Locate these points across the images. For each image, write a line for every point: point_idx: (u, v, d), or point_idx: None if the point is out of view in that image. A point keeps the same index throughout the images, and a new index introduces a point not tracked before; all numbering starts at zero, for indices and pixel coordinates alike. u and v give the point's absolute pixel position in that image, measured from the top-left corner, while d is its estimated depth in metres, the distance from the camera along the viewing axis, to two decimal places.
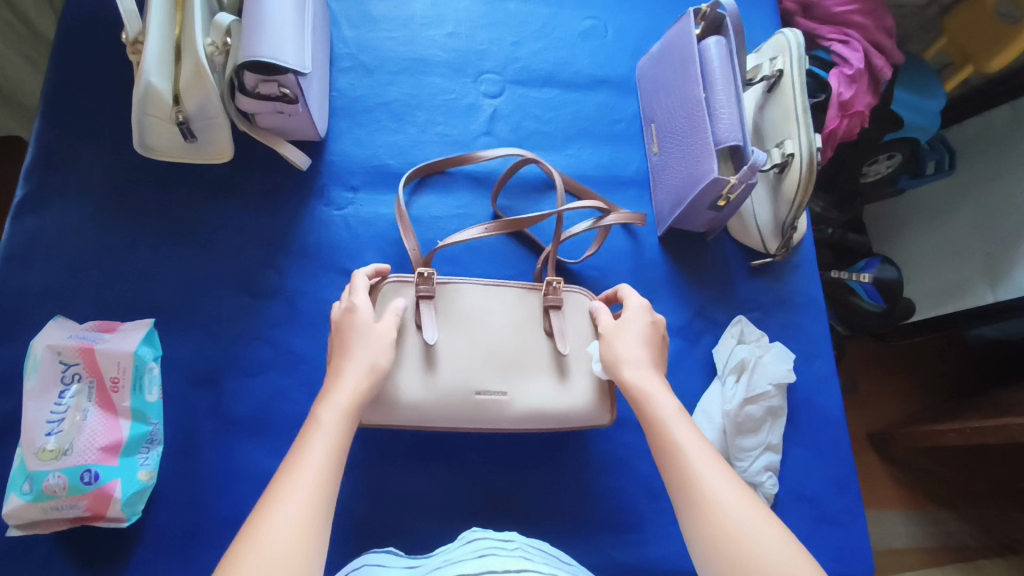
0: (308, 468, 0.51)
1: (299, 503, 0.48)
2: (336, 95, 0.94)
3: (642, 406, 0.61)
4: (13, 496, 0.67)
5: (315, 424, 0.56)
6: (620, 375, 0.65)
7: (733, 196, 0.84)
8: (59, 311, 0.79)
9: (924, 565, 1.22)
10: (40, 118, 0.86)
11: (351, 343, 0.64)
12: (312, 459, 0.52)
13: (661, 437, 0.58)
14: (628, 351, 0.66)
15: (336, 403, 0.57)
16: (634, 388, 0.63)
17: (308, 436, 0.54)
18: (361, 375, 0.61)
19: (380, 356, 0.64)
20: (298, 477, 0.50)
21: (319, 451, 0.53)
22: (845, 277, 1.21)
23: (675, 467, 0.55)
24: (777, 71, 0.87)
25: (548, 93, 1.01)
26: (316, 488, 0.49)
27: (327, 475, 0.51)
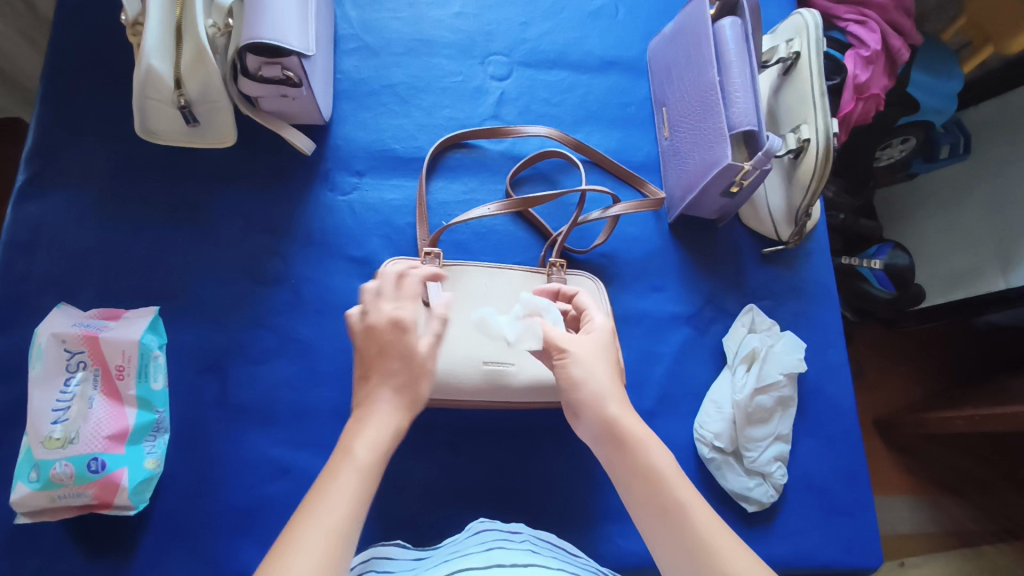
0: (333, 508, 0.47)
1: (318, 548, 0.44)
2: (340, 77, 0.92)
3: (635, 459, 0.54)
4: (21, 484, 0.66)
5: (348, 457, 0.52)
6: (604, 413, 0.57)
7: (747, 182, 0.82)
8: (64, 298, 0.78)
9: (929, 551, 1.22)
10: (40, 102, 0.84)
11: (393, 368, 0.59)
12: (338, 500, 0.48)
13: (659, 497, 0.52)
14: (602, 381, 0.58)
15: (373, 438, 0.54)
16: (622, 431, 0.56)
17: (336, 472, 0.50)
18: (397, 411, 0.57)
19: (420, 390, 0.60)
20: (323, 519, 0.46)
21: (346, 492, 0.49)
22: (856, 262, 1.19)
23: (676, 532, 0.51)
24: (793, 53, 0.85)
25: (557, 76, 0.99)
26: (338, 533, 0.46)
27: (352, 520, 0.47)
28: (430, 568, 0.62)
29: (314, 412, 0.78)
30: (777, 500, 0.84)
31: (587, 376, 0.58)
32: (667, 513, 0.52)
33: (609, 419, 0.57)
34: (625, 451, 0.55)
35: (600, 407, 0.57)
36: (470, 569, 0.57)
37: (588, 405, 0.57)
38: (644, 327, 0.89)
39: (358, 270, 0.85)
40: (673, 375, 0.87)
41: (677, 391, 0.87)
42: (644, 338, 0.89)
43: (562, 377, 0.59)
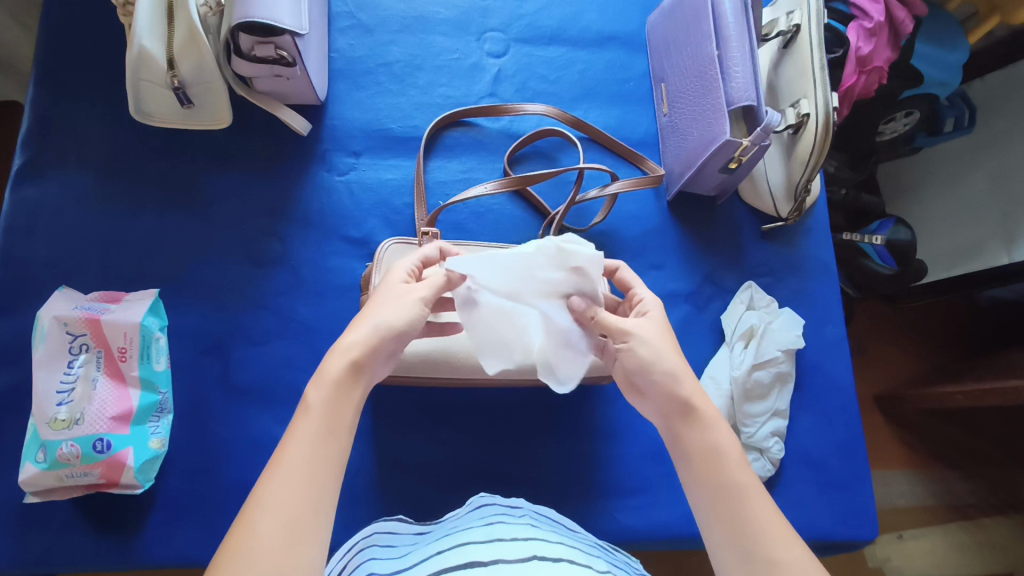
0: (292, 464, 0.45)
1: (283, 507, 0.43)
2: (335, 55, 0.91)
3: (694, 427, 0.53)
4: (29, 465, 0.68)
5: (304, 408, 0.49)
6: (676, 390, 0.55)
7: (745, 158, 0.82)
8: (65, 281, 0.79)
9: (926, 522, 1.24)
10: (34, 85, 0.84)
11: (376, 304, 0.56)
12: (296, 451, 0.46)
13: (711, 473, 0.51)
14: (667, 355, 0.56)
15: (325, 377, 0.50)
16: (690, 410, 0.54)
17: (297, 427, 0.48)
18: (367, 336, 0.53)
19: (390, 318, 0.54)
20: (282, 476, 0.44)
21: (307, 440, 0.47)
22: (857, 239, 1.18)
23: (726, 504, 0.49)
24: (793, 26, 0.83)
25: (554, 52, 0.98)
26: (303, 489, 0.44)
27: (315, 473, 0.45)
28: (430, 543, 0.63)
29: None
30: (773, 475, 0.85)
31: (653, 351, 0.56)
32: (722, 497, 0.50)
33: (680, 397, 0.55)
34: (693, 429, 0.53)
35: (670, 382, 0.55)
36: (471, 543, 0.58)
37: (659, 378, 0.55)
38: None
39: (356, 250, 0.85)
40: None
41: None
42: None
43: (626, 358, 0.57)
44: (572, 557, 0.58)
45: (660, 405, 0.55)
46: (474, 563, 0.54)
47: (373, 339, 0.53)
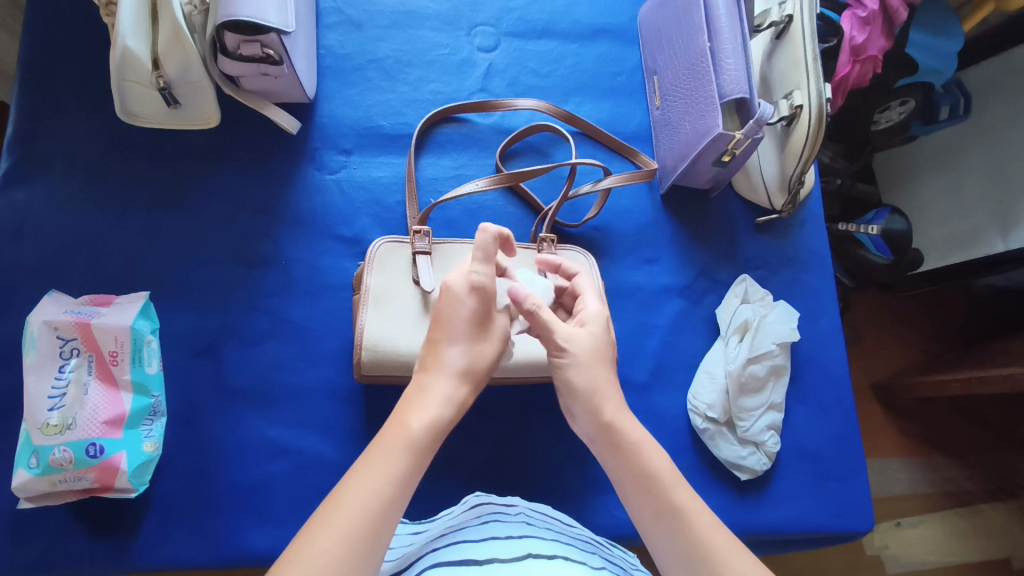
0: (381, 481, 0.47)
1: (363, 516, 0.45)
2: (324, 52, 0.90)
3: (633, 456, 0.55)
4: (21, 470, 0.67)
5: (401, 429, 0.51)
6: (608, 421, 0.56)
7: (738, 151, 0.81)
8: (54, 285, 0.78)
9: (923, 510, 1.24)
10: (18, 88, 0.83)
11: (457, 336, 0.57)
12: (388, 469, 0.48)
13: (659, 499, 0.52)
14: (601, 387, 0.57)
15: (427, 412, 0.53)
16: (622, 438, 0.56)
17: (387, 442, 0.50)
18: (461, 379, 0.56)
19: (479, 366, 0.57)
20: (374, 492, 0.47)
21: (400, 464, 0.49)
22: (852, 228, 1.19)
23: (674, 535, 0.51)
24: (786, 16, 0.82)
25: (546, 45, 0.97)
26: (382, 504, 0.46)
27: (396, 493, 0.48)
28: (427, 543, 0.63)
29: (310, 392, 0.79)
30: (769, 468, 0.85)
31: (587, 383, 0.57)
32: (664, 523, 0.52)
33: (617, 430, 0.56)
34: (624, 455, 0.55)
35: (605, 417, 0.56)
36: (467, 543, 0.58)
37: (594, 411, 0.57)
38: (636, 299, 0.89)
39: (348, 249, 0.85)
40: (666, 347, 0.88)
41: (670, 362, 0.87)
42: (637, 312, 0.89)
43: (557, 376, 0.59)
44: (568, 554, 0.58)
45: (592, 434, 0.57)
46: (468, 562, 0.54)
47: (463, 385, 0.56)
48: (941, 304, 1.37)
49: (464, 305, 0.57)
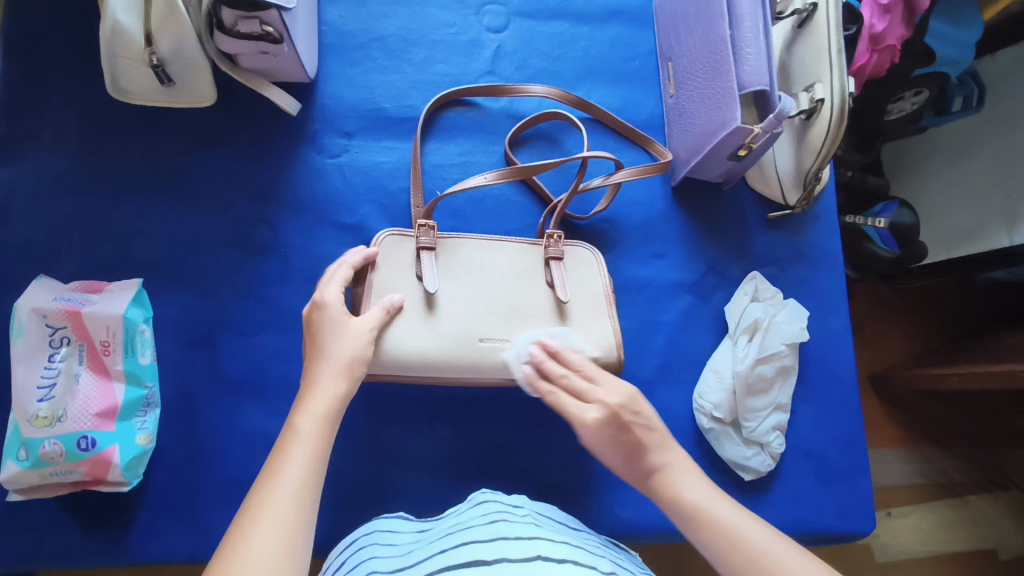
0: (285, 478, 0.50)
1: (279, 515, 0.47)
2: (326, 29, 0.86)
3: (643, 459, 0.62)
4: (10, 462, 0.65)
5: (291, 434, 0.55)
6: (649, 462, 0.62)
7: (756, 145, 0.78)
8: (44, 268, 0.76)
9: (916, 501, 1.25)
10: (4, 60, 0.79)
11: (337, 348, 0.63)
12: (293, 467, 0.51)
13: (675, 493, 0.60)
14: (703, 491, 0.59)
15: (313, 410, 0.57)
16: (646, 460, 0.63)
17: (284, 448, 0.53)
18: (337, 379, 0.61)
19: (353, 365, 0.63)
20: (278, 488, 0.49)
21: (296, 461, 0.52)
22: (860, 221, 1.16)
23: (698, 525, 0.57)
24: (809, 4, 0.79)
25: (558, 27, 0.93)
26: (294, 508, 0.48)
27: (304, 486, 0.50)
28: (429, 543, 0.62)
29: None
30: (773, 469, 0.84)
31: (699, 498, 0.58)
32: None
33: (653, 466, 0.62)
34: (658, 484, 0.61)
35: (732, 534, 0.54)
36: (473, 543, 0.57)
37: (702, 523, 0.57)
38: (644, 295, 0.87)
39: (349, 237, 0.82)
40: (672, 344, 0.86)
41: (676, 360, 0.86)
42: (644, 307, 0.87)
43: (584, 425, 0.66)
44: (578, 558, 0.56)
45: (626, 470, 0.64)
46: (478, 562, 0.52)
47: (343, 388, 0.60)
48: (942, 298, 1.36)
49: (328, 312, 0.64)
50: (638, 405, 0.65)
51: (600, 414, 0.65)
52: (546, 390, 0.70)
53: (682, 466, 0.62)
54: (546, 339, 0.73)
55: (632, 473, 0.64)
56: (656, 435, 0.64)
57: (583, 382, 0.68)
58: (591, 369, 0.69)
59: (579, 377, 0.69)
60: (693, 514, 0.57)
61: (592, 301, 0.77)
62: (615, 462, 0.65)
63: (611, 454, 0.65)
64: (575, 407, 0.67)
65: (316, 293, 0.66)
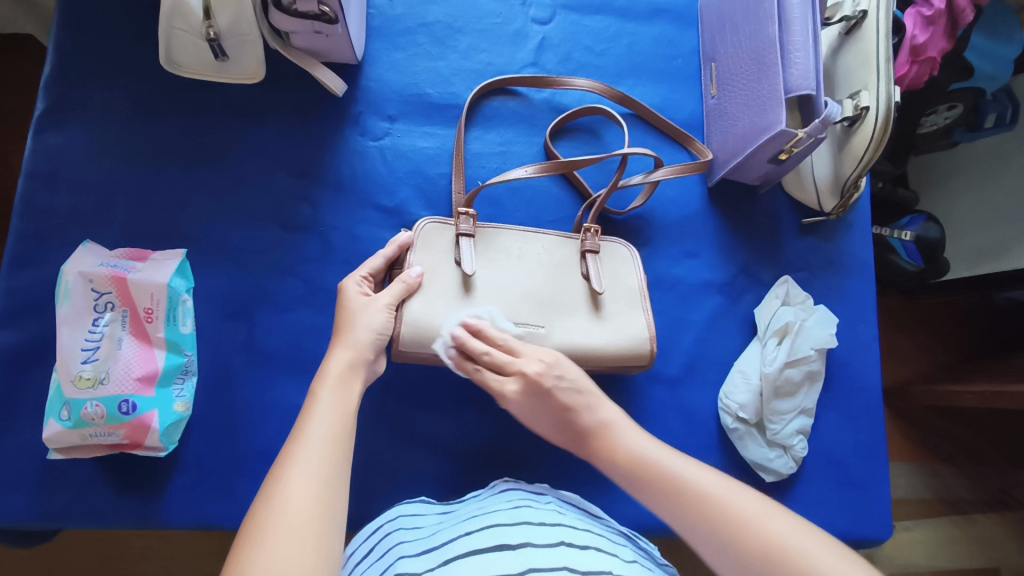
0: (317, 432, 0.54)
1: (315, 462, 0.51)
2: (374, 12, 0.87)
3: (610, 444, 0.64)
4: (53, 422, 0.67)
5: (314, 398, 0.59)
6: (594, 416, 0.66)
7: (798, 149, 0.78)
8: (89, 234, 0.77)
9: (923, 515, 1.25)
10: (58, 27, 0.80)
11: (354, 323, 0.67)
12: (324, 424, 0.56)
13: (616, 450, 0.64)
14: (646, 441, 0.63)
15: (330, 375, 0.61)
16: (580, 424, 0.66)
17: (310, 409, 0.58)
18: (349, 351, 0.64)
19: (362, 342, 0.66)
20: (309, 440, 0.53)
21: (324, 420, 0.56)
22: (886, 233, 1.17)
23: (642, 474, 0.60)
24: (859, 12, 0.79)
25: (602, 22, 0.93)
26: (329, 458, 0.52)
27: (334, 439, 0.54)
28: (454, 525, 0.62)
29: None
30: (794, 472, 0.84)
31: (640, 448, 0.62)
32: (758, 553, 0.50)
33: (583, 425, 0.66)
34: (607, 445, 0.64)
35: (681, 480, 0.58)
36: (499, 526, 0.57)
37: (648, 478, 0.60)
38: (675, 293, 0.88)
39: (387, 220, 0.82)
40: (700, 343, 0.87)
41: (704, 359, 0.86)
42: (674, 305, 0.88)
43: (523, 387, 0.68)
44: (601, 545, 0.57)
45: (561, 435, 0.68)
46: (503, 546, 0.54)
47: (356, 357, 0.64)
48: (962, 315, 1.36)
49: (348, 292, 0.70)
50: (562, 369, 0.68)
51: (518, 385, 0.68)
52: (473, 370, 0.70)
53: (625, 422, 0.66)
54: (474, 320, 0.71)
55: (567, 437, 0.68)
56: (582, 397, 0.67)
57: (504, 355, 0.69)
58: (509, 342, 0.70)
59: (500, 351, 0.70)
60: (636, 466, 0.61)
61: (626, 295, 0.78)
62: (548, 426, 0.69)
63: (540, 422, 0.69)
64: (497, 381, 0.69)
65: (343, 280, 0.72)
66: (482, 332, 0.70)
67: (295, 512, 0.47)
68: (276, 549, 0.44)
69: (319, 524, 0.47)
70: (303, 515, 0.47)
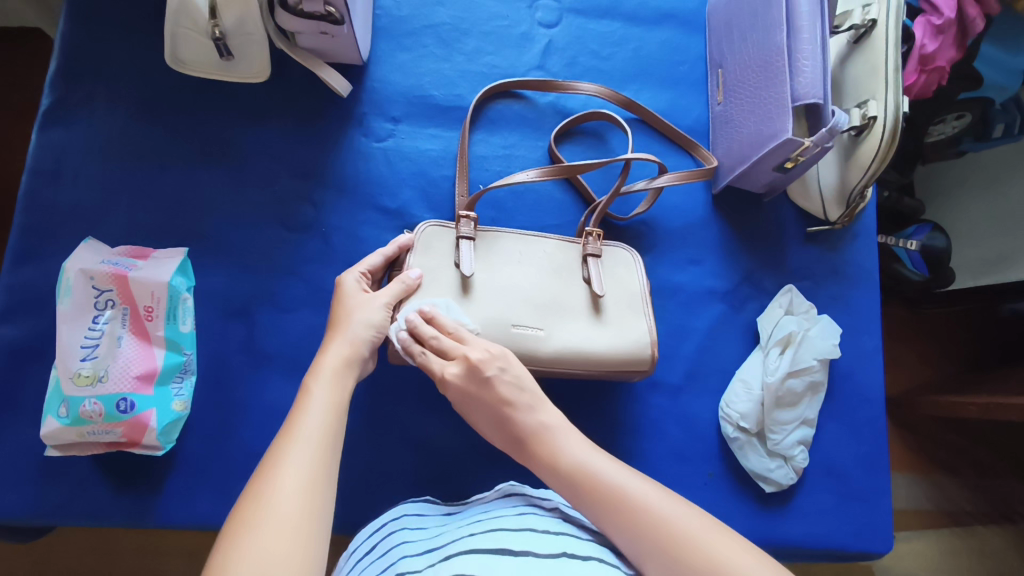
0: (305, 430, 0.53)
1: (305, 463, 0.50)
2: (380, 13, 0.87)
3: (552, 453, 0.60)
4: (52, 419, 0.67)
5: (305, 394, 0.58)
6: (534, 418, 0.63)
7: (803, 158, 0.78)
8: (91, 231, 0.77)
9: (925, 527, 1.24)
10: (65, 23, 0.80)
11: (350, 318, 0.66)
12: (314, 421, 0.54)
13: (555, 456, 0.60)
14: (584, 453, 0.59)
15: (322, 372, 0.60)
16: (522, 426, 0.63)
17: (302, 404, 0.57)
18: (342, 348, 0.64)
19: (359, 334, 0.65)
20: (296, 438, 0.52)
21: (316, 417, 0.55)
22: (891, 242, 1.15)
23: (586, 486, 0.57)
24: (869, 20, 0.78)
25: (609, 26, 0.93)
26: (318, 457, 0.51)
27: (325, 437, 0.53)
28: (457, 527, 0.62)
29: None
30: (795, 483, 0.84)
31: (581, 458, 0.59)
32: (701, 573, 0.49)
33: (526, 427, 0.63)
34: (549, 449, 0.61)
35: (627, 493, 0.55)
36: (502, 530, 0.57)
37: (591, 490, 0.56)
38: (677, 300, 0.87)
39: (390, 221, 0.82)
40: (702, 351, 0.86)
41: (706, 367, 0.86)
42: (676, 313, 0.87)
43: (467, 373, 0.65)
44: (603, 556, 0.55)
45: (503, 438, 0.65)
46: (504, 551, 0.53)
47: (352, 353, 0.64)
48: (967, 326, 1.35)
49: (347, 287, 0.69)
50: (508, 363, 0.65)
51: (461, 368, 0.65)
52: (419, 354, 0.67)
53: (567, 430, 0.62)
54: (427, 306, 0.69)
55: (505, 440, 0.64)
56: (524, 395, 0.64)
57: (450, 340, 0.67)
58: (461, 331, 0.68)
59: (447, 336, 0.67)
60: (576, 475, 0.58)
61: (628, 301, 0.77)
62: (488, 427, 0.66)
63: (480, 417, 0.66)
64: (438, 363, 0.66)
65: (341, 275, 0.71)
66: (434, 318, 0.68)
67: (280, 514, 0.46)
68: (255, 552, 0.43)
69: (306, 527, 0.46)
70: (287, 517, 0.46)
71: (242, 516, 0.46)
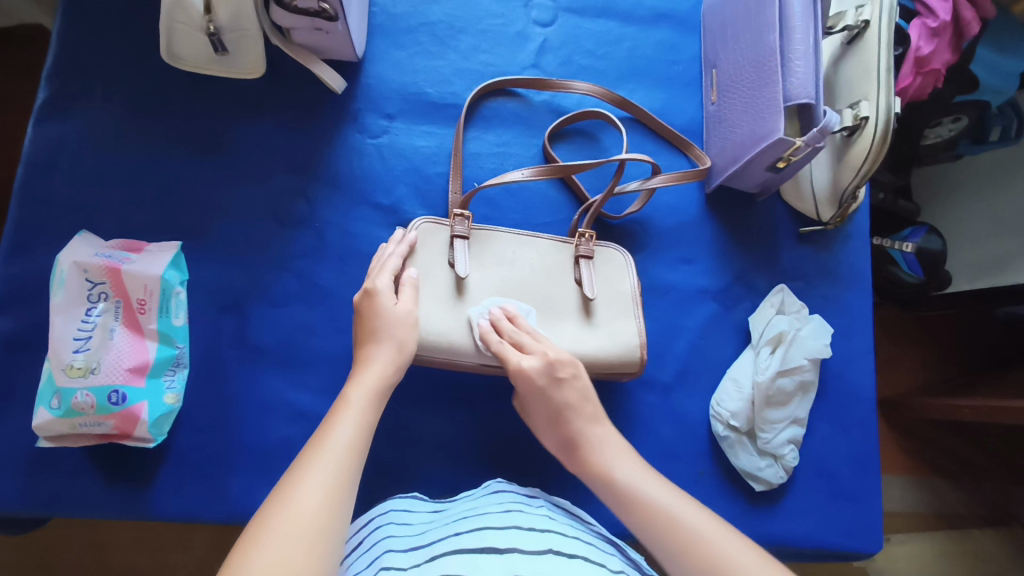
0: (338, 439, 0.52)
1: (330, 470, 0.49)
2: (376, 11, 0.87)
3: (603, 473, 0.63)
4: (43, 410, 0.67)
5: (343, 401, 0.56)
6: (591, 431, 0.66)
7: (795, 158, 0.78)
8: (85, 224, 0.77)
9: (916, 529, 1.24)
10: (61, 19, 0.80)
11: (384, 323, 0.64)
12: (345, 430, 0.53)
13: (606, 472, 0.63)
14: (634, 470, 0.62)
15: (365, 383, 0.58)
16: (576, 433, 0.66)
17: (337, 412, 0.55)
18: (388, 361, 0.61)
19: (405, 340, 0.64)
20: (329, 447, 0.51)
21: (348, 426, 0.53)
22: (887, 244, 1.16)
23: (635, 508, 0.59)
24: (862, 21, 0.78)
25: (604, 26, 0.93)
26: (343, 466, 0.50)
27: (354, 451, 0.52)
28: (445, 523, 0.62)
29: (333, 359, 0.78)
30: (785, 482, 0.84)
31: (632, 478, 0.61)
32: None
33: (587, 439, 0.65)
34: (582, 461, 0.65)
35: (662, 511, 0.57)
36: (489, 527, 0.57)
37: (639, 509, 0.58)
38: (669, 299, 0.88)
39: (383, 218, 0.82)
40: (693, 350, 0.86)
41: (697, 366, 0.86)
42: (668, 311, 0.87)
43: (563, 377, 0.67)
44: (588, 555, 0.56)
45: (561, 445, 0.67)
46: (490, 549, 0.53)
47: (394, 359, 0.62)
48: (962, 329, 1.35)
49: (376, 296, 0.65)
50: (579, 372, 0.68)
51: (539, 362, 0.67)
52: (495, 344, 0.69)
53: (612, 441, 0.65)
54: (509, 308, 0.73)
55: (557, 441, 0.68)
56: (587, 408, 0.67)
57: (529, 338, 0.69)
58: (539, 335, 0.71)
59: (525, 335, 0.70)
60: (625, 492, 0.60)
61: (618, 302, 0.78)
62: (542, 425, 0.69)
63: (537, 408, 0.68)
64: (516, 356, 0.67)
65: (366, 282, 0.67)
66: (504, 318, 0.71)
67: (297, 522, 0.44)
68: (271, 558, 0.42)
69: (322, 539, 0.44)
70: (305, 526, 0.44)
71: (261, 521, 0.44)
